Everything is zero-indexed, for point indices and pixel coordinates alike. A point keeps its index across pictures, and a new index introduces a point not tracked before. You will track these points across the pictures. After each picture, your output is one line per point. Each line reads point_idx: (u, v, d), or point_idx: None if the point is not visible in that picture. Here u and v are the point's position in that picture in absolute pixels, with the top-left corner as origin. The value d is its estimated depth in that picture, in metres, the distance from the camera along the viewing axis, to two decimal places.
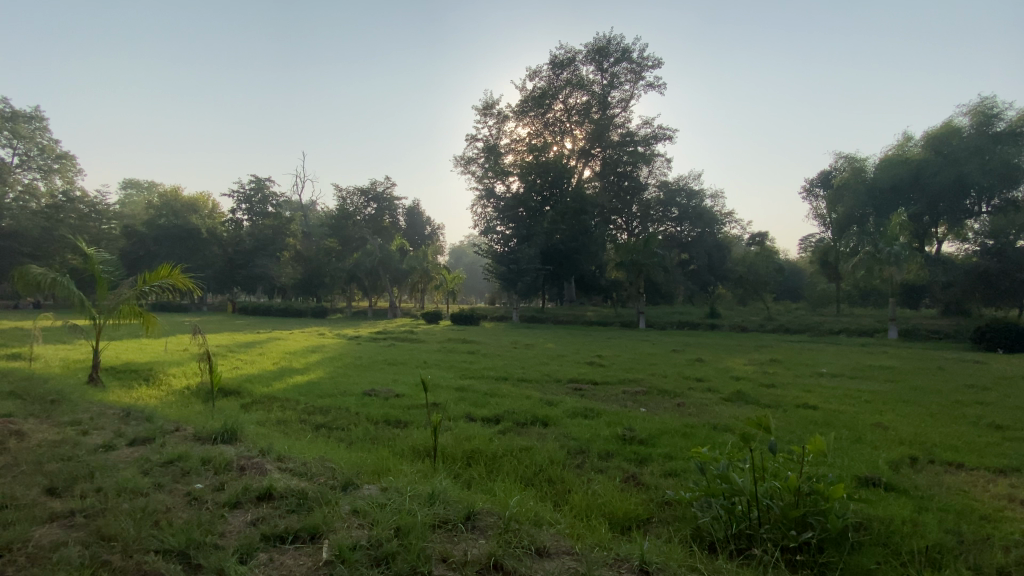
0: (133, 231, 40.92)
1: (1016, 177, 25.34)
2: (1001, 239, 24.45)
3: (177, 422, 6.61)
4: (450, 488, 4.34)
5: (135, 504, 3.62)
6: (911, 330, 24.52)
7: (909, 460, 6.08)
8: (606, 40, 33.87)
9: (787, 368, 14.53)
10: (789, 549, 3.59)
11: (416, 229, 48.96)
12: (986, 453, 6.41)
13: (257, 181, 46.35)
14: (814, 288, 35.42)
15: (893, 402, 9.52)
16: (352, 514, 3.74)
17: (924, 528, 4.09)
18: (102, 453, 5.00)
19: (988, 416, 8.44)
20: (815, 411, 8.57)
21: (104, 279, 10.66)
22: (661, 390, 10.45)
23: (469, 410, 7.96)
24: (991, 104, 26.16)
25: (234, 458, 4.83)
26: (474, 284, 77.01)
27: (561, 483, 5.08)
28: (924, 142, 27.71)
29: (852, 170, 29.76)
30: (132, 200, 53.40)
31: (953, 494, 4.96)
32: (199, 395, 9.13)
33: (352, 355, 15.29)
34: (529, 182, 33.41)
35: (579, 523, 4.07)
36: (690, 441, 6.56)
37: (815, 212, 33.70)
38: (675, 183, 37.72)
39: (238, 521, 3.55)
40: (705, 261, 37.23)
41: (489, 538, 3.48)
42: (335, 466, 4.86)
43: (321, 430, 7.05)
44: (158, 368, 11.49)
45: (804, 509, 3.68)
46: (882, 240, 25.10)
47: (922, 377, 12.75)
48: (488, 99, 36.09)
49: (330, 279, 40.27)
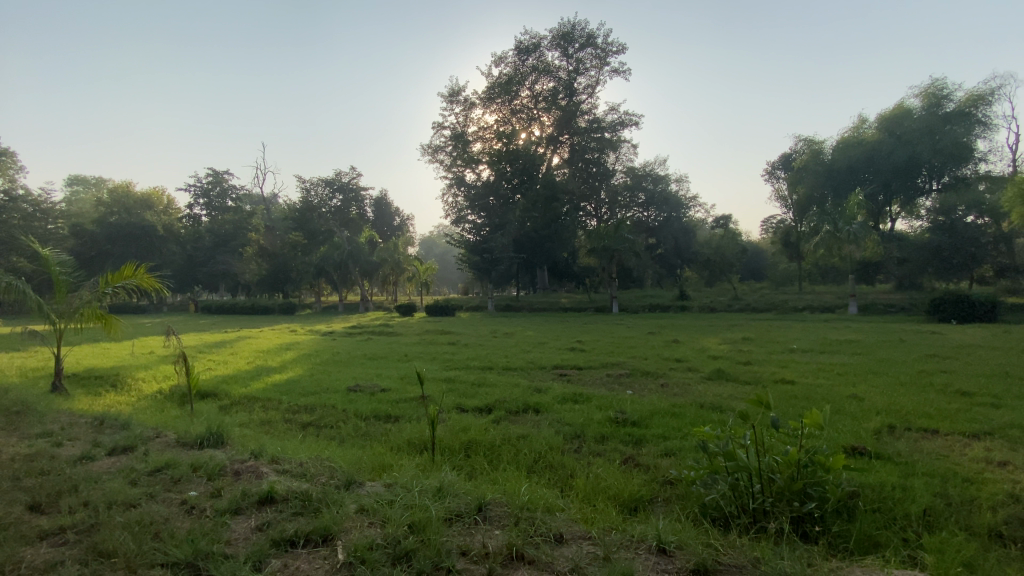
0: (82, 230, 38.81)
1: (964, 156, 26.87)
2: (950, 215, 25.84)
3: (156, 429, 6.32)
4: (458, 480, 4.29)
5: (130, 517, 3.43)
6: (869, 305, 25.72)
7: (889, 429, 6.40)
8: (571, 25, 33.79)
9: (760, 345, 15.01)
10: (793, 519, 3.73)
11: (384, 221, 48.22)
12: (957, 419, 6.81)
13: (213, 174, 45.30)
14: (776, 268, 36.69)
15: (864, 374, 9.98)
16: (361, 513, 3.64)
17: (912, 494, 4.34)
18: (82, 465, 4.74)
19: (954, 384, 8.94)
20: (793, 386, 8.89)
21: (63, 281, 10.05)
22: (643, 372, 10.67)
23: (459, 401, 7.91)
24: (940, 85, 27.44)
25: (227, 463, 4.64)
26: (446, 275, 76.44)
27: (562, 468, 5.11)
28: (878, 124, 28.93)
29: (811, 153, 30.36)
30: (80, 198, 50.49)
31: (934, 459, 5.27)
32: (174, 399, 8.75)
33: (330, 351, 14.97)
34: (500, 170, 33.37)
35: (587, 507, 4.09)
36: (681, 420, 6.69)
37: (776, 194, 34.67)
38: (642, 168, 38.33)
39: (242, 527, 3.42)
40: (673, 245, 37.97)
41: (505, 527, 3.47)
42: (333, 465, 4.74)
43: (309, 429, 6.87)
44: (125, 372, 10.97)
45: (804, 480, 3.81)
46: (841, 219, 26.11)
47: (887, 349, 13.41)
48: (454, 86, 35.57)
49: (297, 274, 39.24)
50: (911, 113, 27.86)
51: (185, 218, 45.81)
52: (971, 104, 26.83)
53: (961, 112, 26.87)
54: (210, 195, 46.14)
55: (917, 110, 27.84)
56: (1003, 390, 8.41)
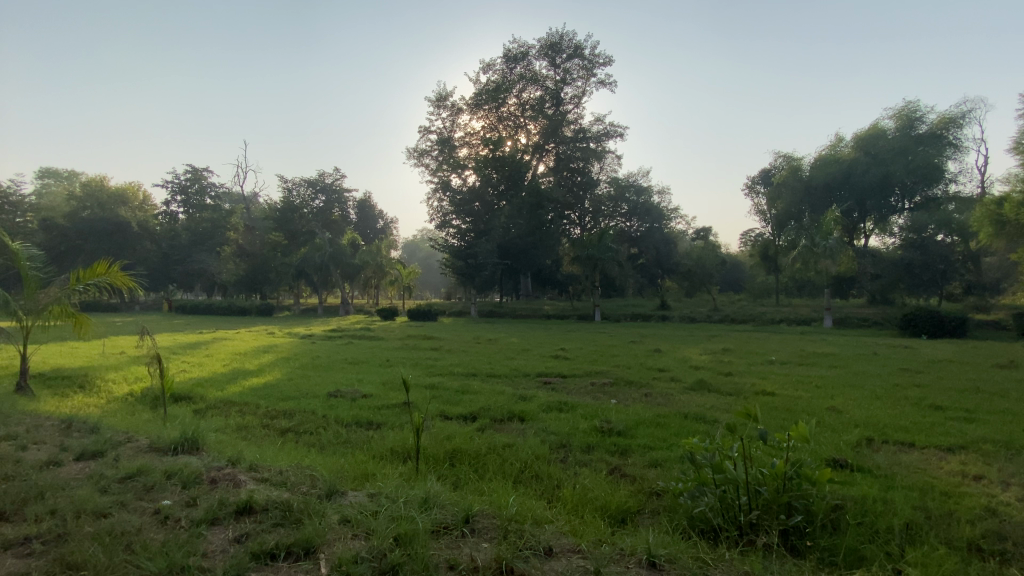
0: (52, 224, 37.55)
1: (934, 176, 27.91)
2: (922, 234, 26.70)
3: (128, 432, 6.09)
4: (443, 491, 4.20)
5: (99, 527, 3.27)
6: (844, 318, 26.35)
7: (868, 442, 6.52)
8: (559, 36, 34.14)
9: (740, 356, 15.22)
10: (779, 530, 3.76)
11: (368, 223, 47.85)
12: (932, 432, 6.97)
13: (192, 171, 44.42)
14: (754, 280, 37.38)
15: (842, 387, 10.17)
16: (344, 524, 3.53)
17: (894, 508, 4.41)
18: (47, 470, 4.52)
19: (928, 397, 9.19)
20: (774, 398, 9.01)
21: (32, 277, 9.66)
22: (627, 381, 10.70)
23: (443, 409, 7.82)
24: (913, 108, 28.43)
25: (204, 470, 4.46)
26: (429, 279, 76.06)
27: (548, 478, 5.06)
28: (854, 143, 29.80)
29: (789, 169, 31.06)
30: (51, 191, 48.95)
31: (912, 472, 5.39)
32: (147, 401, 8.46)
33: (310, 355, 14.70)
34: (486, 176, 33.48)
35: (575, 518, 4.04)
36: (666, 431, 6.68)
37: (756, 208, 35.31)
38: (625, 179, 38.86)
39: (219, 538, 3.28)
40: (654, 255, 38.42)
41: (493, 540, 3.39)
42: (314, 473, 4.60)
43: (287, 435, 6.69)
44: (95, 373, 10.58)
45: (789, 494, 3.83)
46: (818, 233, 26.69)
47: (863, 362, 13.73)
48: (441, 91, 35.57)
49: (276, 275, 38.55)
50: (885, 134, 28.80)
51: (161, 215, 44.74)
52: (942, 127, 27.77)
53: (933, 134, 27.83)
54: (188, 192, 45.21)
55: (891, 131, 28.79)
56: (975, 405, 8.65)
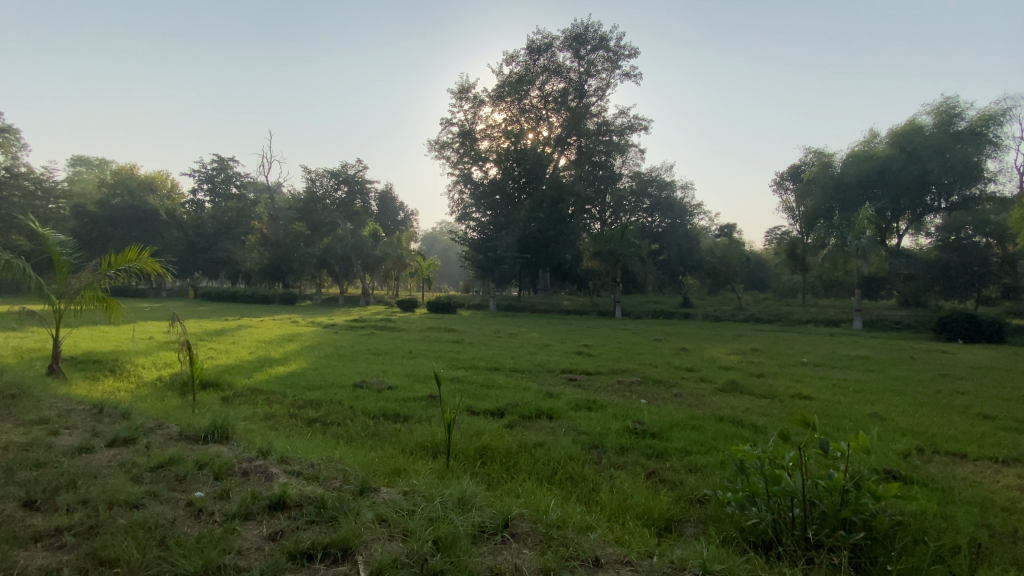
0: (84, 212, 38.47)
1: (973, 175, 26.75)
2: (958, 234, 25.62)
3: (157, 419, 6.08)
4: (479, 491, 4.03)
5: (132, 519, 3.19)
6: (875, 320, 25.48)
7: (917, 451, 6.18)
8: (584, 27, 33.52)
9: (769, 357, 14.77)
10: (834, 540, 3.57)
11: (389, 215, 47.98)
12: (985, 443, 6.57)
13: (218, 160, 45.11)
14: (780, 279, 36.47)
15: (881, 392, 9.74)
16: (379, 523, 3.40)
17: (956, 524, 4.12)
18: (80, 457, 4.49)
19: (976, 406, 8.73)
20: (811, 402, 8.64)
21: (65, 262, 9.79)
22: (655, 380, 10.44)
23: (469, 403, 7.68)
24: (953, 103, 27.23)
25: (235, 461, 4.37)
26: (449, 272, 76.20)
27: (583, 480, 4.88)
28: (889, 139, 28.72)
29: (820, 165, 30.06)
30: (83, 178, 50.23)
31: (969, 486, 5.06)
32: (175, 387, 8.52)
33: (333, 344, 14.74)
34: (507, 168, 33.23)
35: (617, 526, 3.85)
36: (702, 434, 6.42)
37: (783, 205, 34.16)
38: (648, 174, 38.17)
39: (253, 535, 3.17)
40: (675, 251, 37.75)
41: (534, 548, 3.22)
42: (346, 468, 4.48)
43: (315, 426, 6.64)
44: (124, 358, 10.70)
45: (849, 509, 3.58)
46: (850, 232, 25.72)
47: (900, 367, 13.20)
48: (464, 82, 35.33)
49: (298, 264, 38.86)
50: (923, 130, 27.65)
51: (188, 203, 45.56)
52: (984, 123, 26.50)
53: (973, 130, 26.61)
54: (214, 181, 46.02)
55: (928, 128, 27.64)
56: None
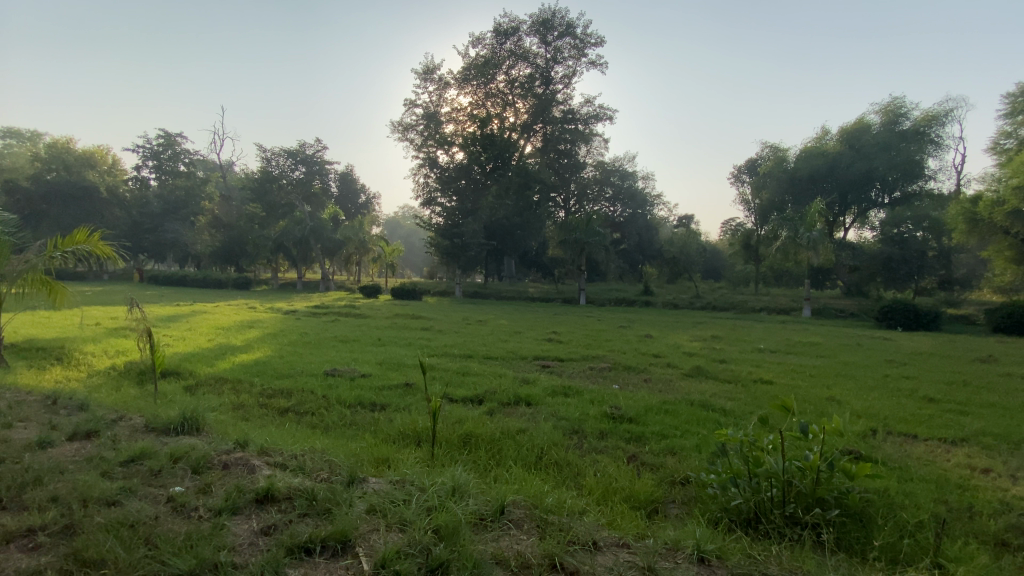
0: (14, 187, 35.57)
1: (914, 172, 28.47)
2: (899, 229, 27.13)
3: (119, 410, 5.74)
4: (472, 479, 4.01)
5: (111, 516, 3.03)
6: (823, 309, 26.89)
7: (874, 433, 6.61)
8: (551, 13, 33.25)
9: (729, 343, 15.36)
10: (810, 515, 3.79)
11: (349, 198, 46.71)
12: (932, 425, 7.09)
13: (165, 135, 42.62)
14: (734, 268, 37.90)
15: (836, 377, 10.31)
16: (372, 514, 3.35)
17: (916, 502, 4.45)
18: (38, 452, 4.18)
19: (921, 390, 9.39)
20: (773, 387, 9.05)
21: (5, 242, 9.10)
22: (626, 366, 10.67)
23: (447, 391, 7.63)
24: (900, 103, 28.74)
25: (213, 453, 4.19)
26: (411, 258, 75.19)
27: (568, 466, 4.94)
28: (839, 136, 30.10)
29: (775, 159, 31.21)
30: (12, 151, 46.38)
31: (923, 465, 5.47)
32: (133, 376, 8.07)
33: (298, 331, 14.30)
34: (473, 154, 32.83)
35: (607, 509, 3.93)
36: (677, 418, 6.63)
37: (740, 197, 35.32)
38: (611, 163, 38.75)
39: (244, 530, 3.06)
40: (636, 240, 38.60)
41: (533, 534, 3.25)
42: (331, 458, 4.36)
43: (289, 416, 6.45)
44: (72, 345, 10.04)
45: (825, 489, 3.80)
46: (801, 224, 26.85)
47: (850, 353, 14.02)
48: (429, 63, 34.51)
49: (254, 247, 37.24)
50: (871, 128, 29.12)
51: (132, 181, 42.94)
52: (926, 124, 28.14)
53: (916, 130, 28.24)
54: (160, 157, 43.46)
55: (876, 126, 29.12)
56: (965, 398, 8.89)
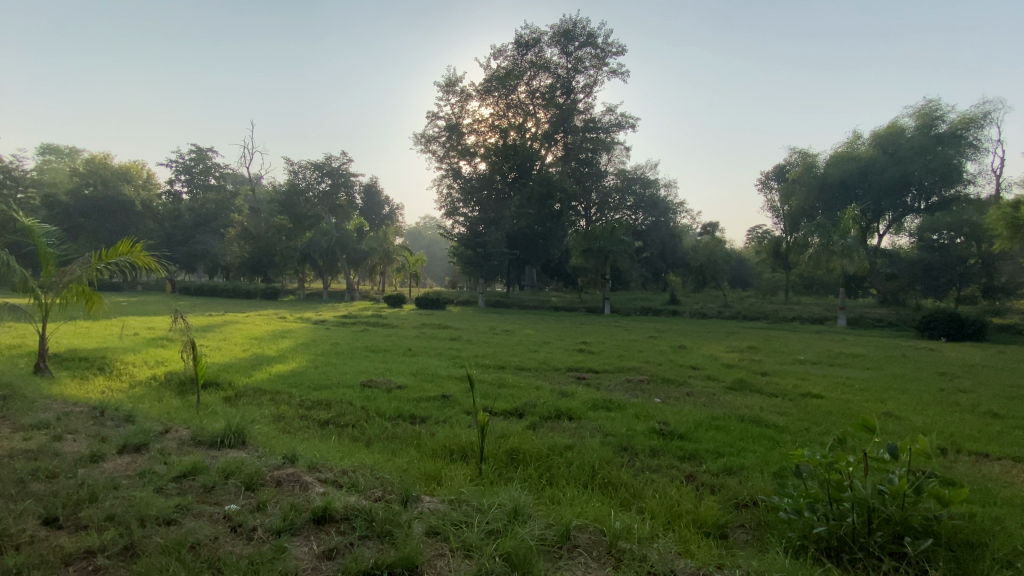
0: (54, 202, 36.89)
1: (952, 177, 27.39)
2: (937, 235, 26.17)
3: (164, 422, 5.72)
4: (529, 499, 3.81)
5: (169, 536, 2.94)
6: (858, 319, 25.94)
7: (942, 452, 6.20)
8: (572, 23, 33.34)
9: (768, 355, 14.82)
10: (899, 544, 3.48)
11: (374, 209, 47.31)
12: (1002, 442, 6.63)
13: (197, 150, 43.99)
14: (762, 276, 36.92)
15: (888, 390, 9.80)
16: (432, 536, 3.19)
17: (1005, 528, 4.10)
18: (92, 467, 4.14)
19: (981, 404, 8.84)
20: (824, 401, 8.60)
21: (51, 255, 9.26)
22: (664, 378, 10.36)
23: (485, 404, 7.48)
24: (934, 106, 27.77)
25: (265, 469, 4.09)
26: (434, 267, 75.65)
27: (622, 487, 4.69)
28: (872, 141, 29.26)
29: (805, 165, 30.42)
30: (53, 167, 48.30)
31: (1001, 485, 5.09)
32: (174, 387, 8.10)
33: (329, 341, 14.38)
34: (495, 164, 32.86)
35: (675, 534, 3.70)
36: (729, 435, 6.32)
37: (767, 204, 34.50)
38: (633, 172, 38.33)
39: (305, 554, 2.93)
40: (659, 249, 38.06)
41: (605, 565, 3.06)
42: (383, 475, 4.22)
43: (330, 428, 6.35)
44: (112, 355, 10.17)
45: (913, 515, 3.48)
46: (835, 232, 25.90)
47: (895, 365, 13.39)
48: (451, 75, 34.86)
49: (281, 258, 37.84)
50: (904, 132, 28.24)
51: (165, 194, 44.32)
52: (963, 126, 27.13)
53: (953, 133, 27.25)
54: (192, 172, 44.80)
55: (910, 130, 28.21)
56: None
